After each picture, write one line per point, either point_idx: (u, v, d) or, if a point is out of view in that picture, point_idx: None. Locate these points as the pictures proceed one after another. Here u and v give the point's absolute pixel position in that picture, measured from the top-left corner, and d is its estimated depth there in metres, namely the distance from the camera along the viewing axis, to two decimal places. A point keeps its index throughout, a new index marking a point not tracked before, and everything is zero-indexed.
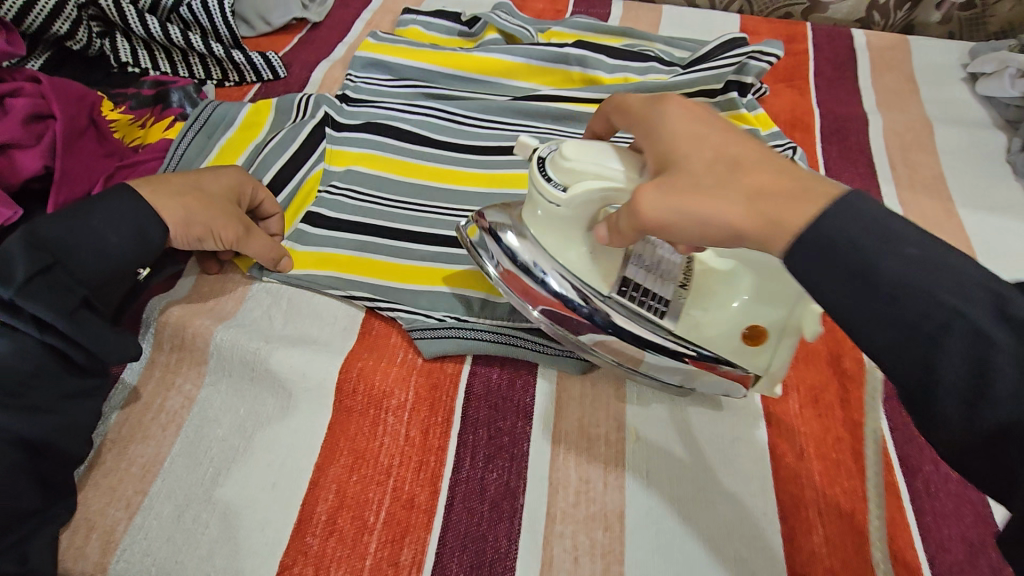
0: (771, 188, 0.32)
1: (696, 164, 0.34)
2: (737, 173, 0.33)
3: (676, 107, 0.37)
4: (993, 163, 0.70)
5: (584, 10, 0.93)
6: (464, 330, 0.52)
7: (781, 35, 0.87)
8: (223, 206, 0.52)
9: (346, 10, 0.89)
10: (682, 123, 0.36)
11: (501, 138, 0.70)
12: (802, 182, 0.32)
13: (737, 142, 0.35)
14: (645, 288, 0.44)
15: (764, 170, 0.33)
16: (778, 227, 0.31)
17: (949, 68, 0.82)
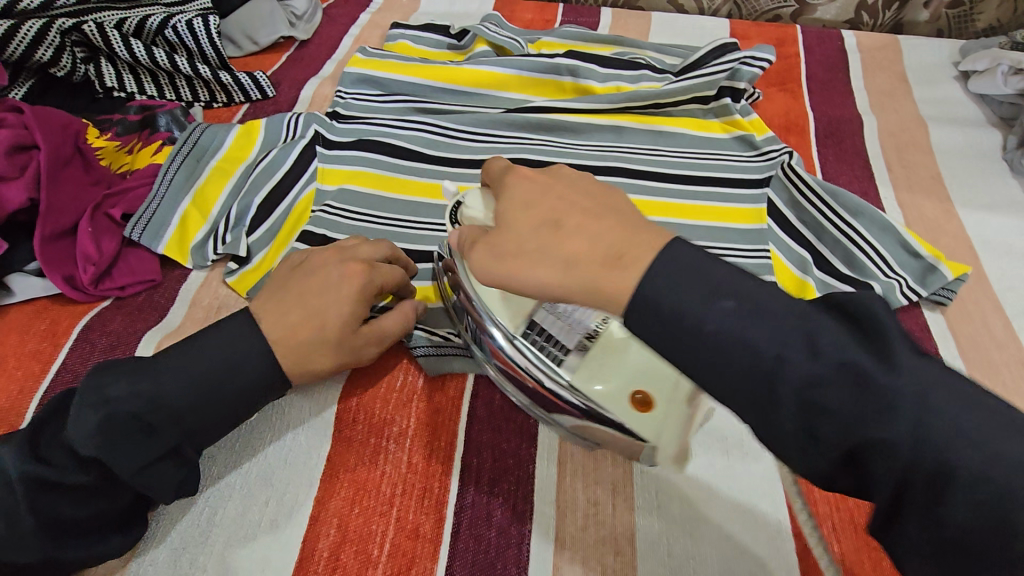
0: (591, 251, 0.35)
1: (523, 229, 0.38)
2: (554, 239, 0.36)
3: (519, 182, 0.41)
4: (989, 160, 0.70)
5: (573, 19, 0.92)
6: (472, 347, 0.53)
7: (771, 38, 0.87)
8: (359, 346, 0.47)
9: (334, 26, 0.89)
10: (521, 194, 0.40)
11: (494, 151, 0.69)
12: (633, 226, 0.35)
13: (572, 200, 0.38)
14: (550, 334, 0.45)
15: (580, 238, 0.35)
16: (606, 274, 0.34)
17: (940, 67, 0.82)
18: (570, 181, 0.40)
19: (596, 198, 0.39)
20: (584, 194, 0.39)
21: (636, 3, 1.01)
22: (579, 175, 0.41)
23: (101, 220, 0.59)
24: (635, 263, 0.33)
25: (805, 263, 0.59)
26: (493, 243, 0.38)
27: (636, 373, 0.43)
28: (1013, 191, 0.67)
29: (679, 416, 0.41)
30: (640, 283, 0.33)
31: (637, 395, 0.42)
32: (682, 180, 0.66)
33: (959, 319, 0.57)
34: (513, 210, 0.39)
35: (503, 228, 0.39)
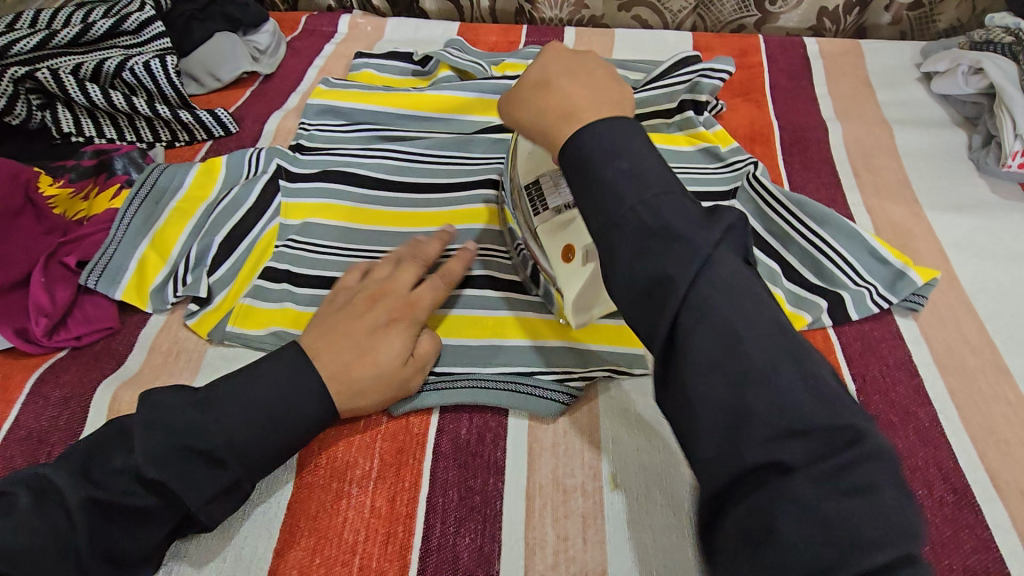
0: (569, 104, 0.44)
1: (527, 85, 0.47)
2: (540, 97, 0.46)
3: (552, 50, 0.49)
4: (955, 160, 0.70)
5: (537, 40, 0.93)
6: (470, 379, 0.51)
7: (735, 49, 0.87)
8: (411, 381, 0.49)
9: (298, 59, 0.89)
10: (548, 57, 0.48)
11: (458, 174, 0.68)
12: (606, 99, 0.44)
13: (580, 73, 0.46)
14: (541, 193, 0.54)
15: (558, 98, 0.44)
16: (565, 117, 0.43)
17: (903, 69, 0.82)
18: (590, 63, 0.47)
19: (598, 83, 0.46)
20: (591, 75, 0.46)
21: (600, 21, 1.01)
22: (601, 62, 0.47)
23: (56, 269, 0.58)
24: (578, 120, 0.43)
25: (774, 275, 0.58)
26: (511, 93, 0.48)
27: (576, 233, 0.52)
28: (979, 192, 0.66)
29: (584, 271, 0.51)
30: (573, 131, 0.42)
31: (568, 248, 0.52)
32: None
33: (932, 325, 0.56)
34: (530, 73, 0.48)
35: (520, 80, 0.48)
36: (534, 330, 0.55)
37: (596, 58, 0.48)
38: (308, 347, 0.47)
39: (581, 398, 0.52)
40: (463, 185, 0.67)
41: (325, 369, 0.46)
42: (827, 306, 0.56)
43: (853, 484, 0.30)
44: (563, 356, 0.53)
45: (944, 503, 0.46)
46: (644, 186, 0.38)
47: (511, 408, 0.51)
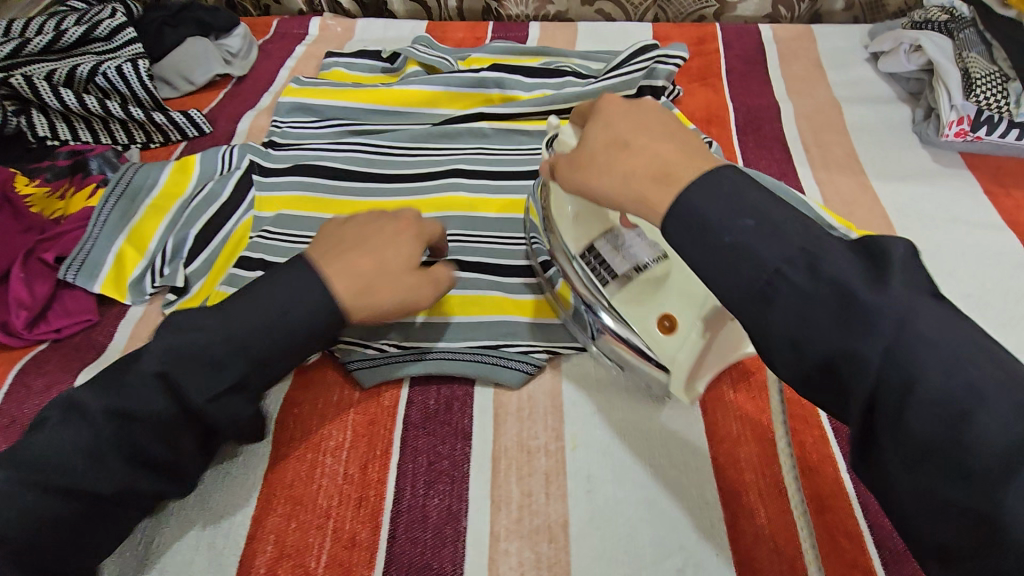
0: (664, 164, 0.39)
1: (595, 147, 0.43)
2: (615, 158, 0.41)
3: (607, 98, 0.45)
4: (900, 133, 0.73)
5: (502, 35, 0.96)
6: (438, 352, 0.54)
7: (692, 37, 0.91)
8: (417, 288, 0.48)
9: (270, 61, 0.91)
10: (607, 109, 0.44)
11: (425, 164, 0.71)
12: (691, 152, 0.39)
13: (647, 124, 0.42)
14: (603, 258, 0.51)
15: (643, 155, 0.40)
16: (667, 181, 0.38)
17: (852, 51, 0.86)
18: (644, 104, 0.44)
19: (666, 127, 0.42)
20: (654, 122, 0.42)
21: (564, 16, 1.05)
22: (658, 108, 0.44)
23: (34, 265, 0.60)
24: (679, 182, 0.38)
25: None
26: (571, 156, 0.45)
27: (670, 297, 0.47)
28: (922, 161, 0.70)
29: (693, 343, 0.44)
30: (675, 197, 0.37)
31: (665, 316, 0.46)
32: None
33: None
34: (587, 132, 0.44)
35: (587, 141, 0.44)
36: (538, 311, 0.57)
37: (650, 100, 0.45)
38: (314, 255, 0.47)
39: (544, 368, 0.54)
40: (430, 174, 0.70)
41: (331, 271, 0.45)
42: None
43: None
44: (526, 328, 0.55)
45: None
46: (773, 257, 0.34)
47: (478, 378, 0.53)
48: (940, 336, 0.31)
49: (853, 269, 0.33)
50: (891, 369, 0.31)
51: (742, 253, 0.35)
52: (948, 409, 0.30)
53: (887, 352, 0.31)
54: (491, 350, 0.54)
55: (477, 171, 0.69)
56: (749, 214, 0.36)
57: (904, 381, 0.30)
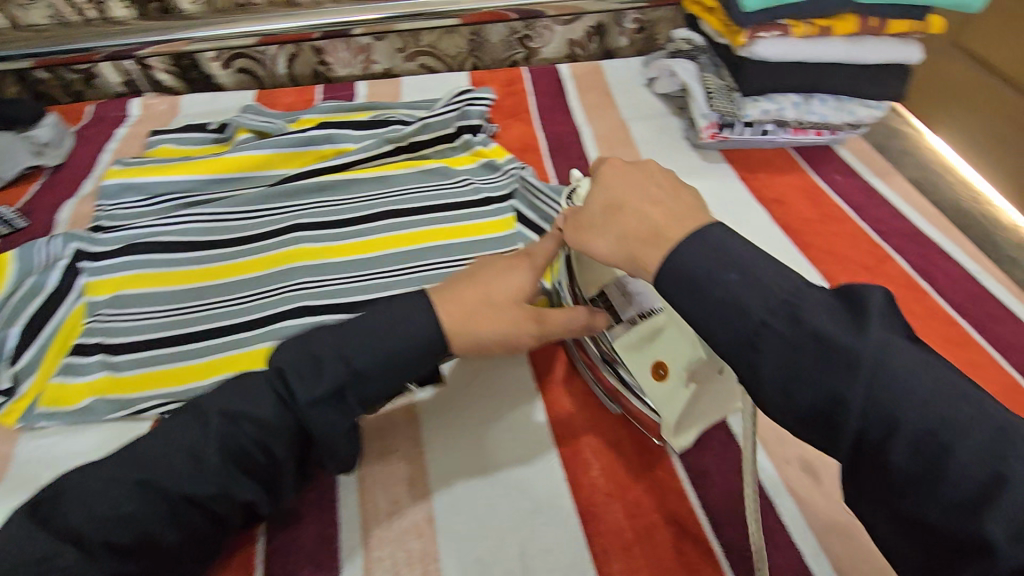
0: (661, 226, 0.43)
1: (594, 209, 0.47)
2: (615, 217, 0.45)
3: (609, 163, 0.49)
4: (676, 141, 0.89)
5: (331, 95, 1.02)
6: None
7: (503, 80, 1.03)
8: (531, 330, 0.50)
9: (89, 146, 0.89)
10: (614, 172, 0.48)
11: (266, 223, 0.74)
12: (691, 210, 0.44)
13: (636, 189, 0.46)
14: (610, 304, 0.53)
15: (634, 218, 0.44)
16: (661, 237, 0.42)
17: (633, 79, 1.03)
18: (650, 172, 0.47)
19: (668, 194, 0.45)
20: (652, 192, 0.46)
21: (391, 73, 1.15)
22: (660, 172, 0.47)
23: None
24: (670, 242, 0.42)
25: None
26: (571, 217, 0.49)
27: (665, 347, 0.49)
28: (692, 160, 0.86)
29: (684, 392, 0.47)
30: (666, 257, 0.41)
31: (658, 364, 0.49)
32: (439, 208, 0.76)
33: None
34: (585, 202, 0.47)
35: (585, 204, 0.48)
36: None
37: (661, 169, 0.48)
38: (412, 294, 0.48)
39: None
40: (271, 232, 0.73)
41: (449, 314, 0.47)
42: None
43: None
44: None
45: None
46: (757, 306, 0.38)
47: None
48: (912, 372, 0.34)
49: (831, 316, 0.37)
50: (876, 408, 0.34)
51: (726, 304, 0.39)
52: (928, 429, 0.33)
53: (870, 395, 0.34)
54: None
55: (318, 222, 0.74)
56: (733, 269, 0.39)
57: (886, 418, 0.33)
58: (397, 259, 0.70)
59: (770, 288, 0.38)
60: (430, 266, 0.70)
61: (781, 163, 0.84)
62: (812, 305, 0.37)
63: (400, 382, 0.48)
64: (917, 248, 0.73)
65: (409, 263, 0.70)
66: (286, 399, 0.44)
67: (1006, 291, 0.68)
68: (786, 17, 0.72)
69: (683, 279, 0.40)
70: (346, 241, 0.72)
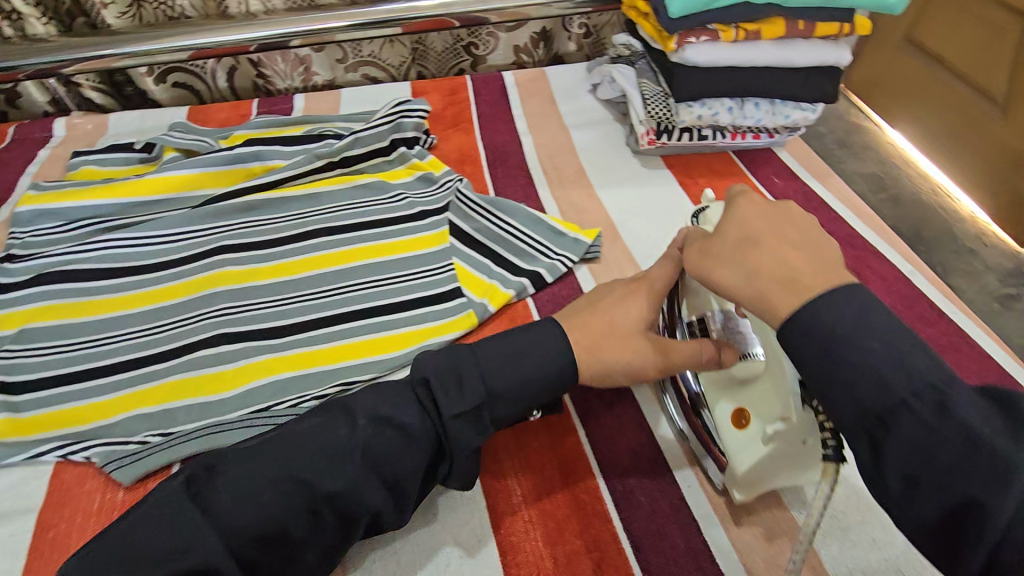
0: (800, 271, 0.42)
1: (728, 245, 0.47)
2: (748, 254, 0.45)
3: (750, 199, 0.49)
4: (617, 148, 0.88)
5: (267, 109, 0.99)
6: (202, 430, 0.55)
7: (446, 89, 1.01)
8: (655, 363, 0.52)
9: (7, 170, 0.85)
10: (752, 208, 0.48)
11: (186, 247, 0.71)
12: (837, 261, 0.43)
13: (777, 231, 0.46)
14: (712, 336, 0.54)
15: (770, 258, 0.44)
16: (796, 284, 0.42)
17: (578, 85, 1.02)
18: (793, 217, 0.47)
19: (808, 241, 0.45)
20: (792, 236, 0.45)
21: (334, 84, 1.13)
22: (793, 222, 0.47)
23: None
24: (809, 291, 0.41)
25: (485, 267, 0.70)
26: (700, 246, 0.49)
27: (754, 398, 0.50)
28: (632, 168, 0.85)
29: (759, 446, 0.48)
30: (806, 304, 0.40)
31: (743, 413, 0.50)
32: (368, 225, 0.74)
33: (604, 274, 0.70)
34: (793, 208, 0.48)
35: (719, 235, 0.48)
36: (306, 359, 0.61)
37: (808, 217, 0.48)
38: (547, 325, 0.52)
39: None
40: (190, 256, 0.70)
41: (576, 340, 0.51)
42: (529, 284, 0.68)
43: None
44: (296, 382, 0.59)
45: (612, 405, 0.57)
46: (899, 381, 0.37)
47: None
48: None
49: (983, 417, 0.35)
50: (1020, 517, 0.32)
51: (862, 367, 0.37)
52: None
53: (1022, 499, 0.32)
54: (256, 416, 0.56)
55: (240, 243, 0.71)
56: (877, 335, 0.38)
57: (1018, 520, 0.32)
58: (323, 279, 0.68)
59: (916, 367, 0.37)
60: (357, 286, 0.68)
61: (722, 168, 0.84)
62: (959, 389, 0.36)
63: (527, 407, 0.49)
64: (850, 250, 0.73)
65: (334, 284, 0.68)
66: (434, 414, 0.47)
67: (932, 286, 0.69)
68: (713, 23, 0.72)
69: (816, 333, 0.39)
70: (269, 263, 0.69)
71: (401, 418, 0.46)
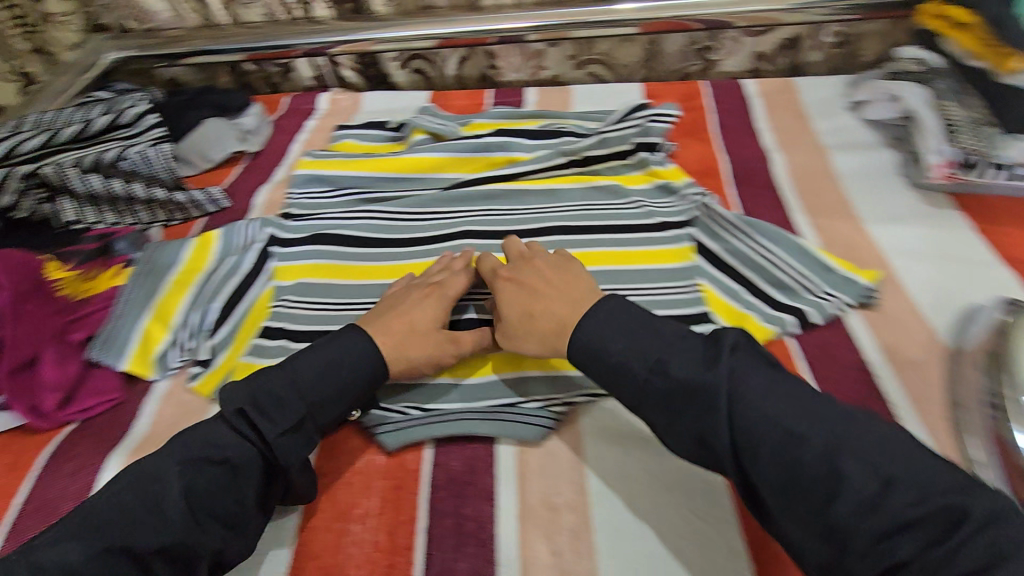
0: (565, 317, 0.55)
1: (514, 319, 0.58)
2: (530, 323, 0.56)
3: (504, 289, 0.61)
4: (890, 177, 0.76)
5: (500, 101, 1.01)
6: (463, 414, 0.56)
7: (680, 94, 0.96)
8: (452, 352, 0.58)
9: (282, 136, 0.96)
10: (505, 293, 0.60)
11: (436, 228, 0.74)
12: (568, 306, 0.56)
13: (513, 305, 0.58)
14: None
15: (549, 318, 0.56)
16: (565, 329, 0.54)
17: (835, 100, 0.91)
18: (537, 274, 0.61)
19: (550, 294, 0.58)
20: (535, 303, 0.57)
21: (559, 80, 1.13)
22: (543, 270, 0.61)
23: (65, 346, 0.62)
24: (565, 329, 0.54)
25: (734, 291, 0.64)
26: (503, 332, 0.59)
27: None
28: (911, 201, 0.73)
29: None
30: (579, 346, 0.53)
31: None
32: (610, 229, 0.72)
33: (880, 323, 0.61)
34: (537, 266, 0.62)
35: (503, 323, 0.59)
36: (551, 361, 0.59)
37: (539, 276, 0.60)
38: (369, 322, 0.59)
39: (563, 422, 0.56)
40: (440, 237, 0.73)
41: (383, 341, 0.56)
42: (797, 326, 0.60)
43: (976, 547, 0.36)
44: (546, 384, 0.57)
45: None
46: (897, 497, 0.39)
47: (500, 436, 0.55)
48: (767, 404, 0.44)
49: None
50: None
51: None
52: None
53: None
54: (510, 409, 0.56)
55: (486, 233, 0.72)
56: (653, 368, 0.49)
57: None
58: None
59: (660, 363, 0.49)
60: None
61: None
62: (676, 357, 0.49)
63: (347, 409, 0.54)
64: None
65: None
66: (254, 438, 0.49)
67: None
68: None
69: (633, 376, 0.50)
70: None
71: (223, 451, 0.47)
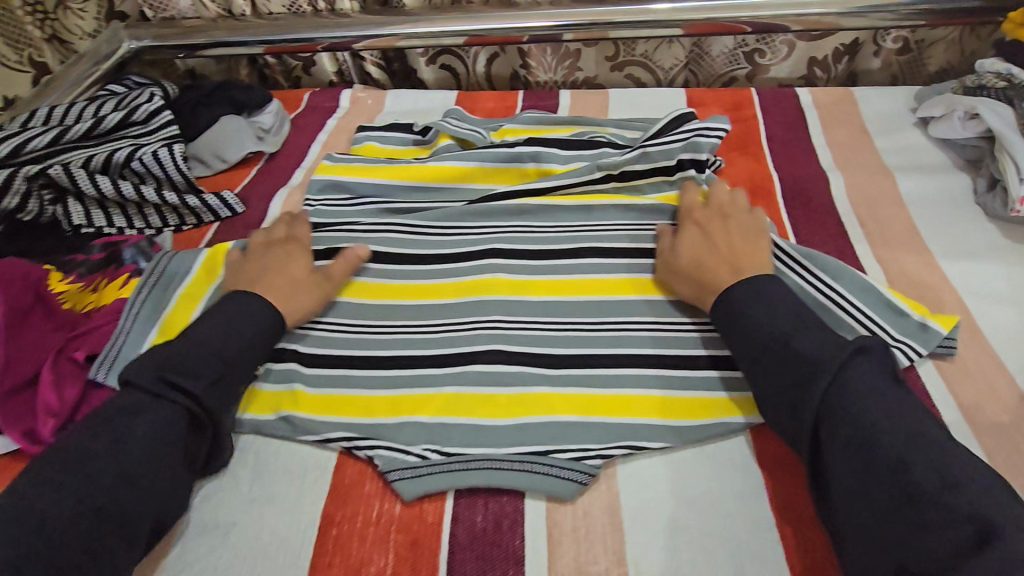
0: (721, 275, 0.57)
1: (682, 262, 0.60)
2: (699, 270, 0.58)
3: (692, 230, 0.62)
4: (962, 206, 0.69)
5: (532, 104, 0.95)
6: (488, 461, 0.51)
7: (727, 103, 0.89)
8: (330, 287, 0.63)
9: (301, 135, 0.91)
10: (688, 235, 0.62)
11: (463, 243, 0.68)
12: (752, 261, 0.57)
13: (699, 250, 0.60)
14: None
15: (711, 271, 0.58)
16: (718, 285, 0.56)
17: (899, 114, 0.83)
18: (729, 228, 0.61)
19: (737, 249, 0.59)
20: (704, 256, 0.59)
21: (594, 81, 1.06)
22: (736, 224, 0.62)
23: (65, 365, 0.57)
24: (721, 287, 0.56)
25: None
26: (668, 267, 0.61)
27: None
28: (987, 236, 0.66)
29: None
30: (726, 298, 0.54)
31: None
32: (651, 253, 0.65)
33: (957, 376, 0.54)
34: (731, 222, 0.63)
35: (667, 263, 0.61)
36: (586, 405, 0.54)
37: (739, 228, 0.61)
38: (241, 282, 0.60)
39: (599, 476, 0.52)
40: (468, 254, 0.67)
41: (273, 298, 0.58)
42: None
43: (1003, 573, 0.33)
44: (580, 431, 0.53)
45: None
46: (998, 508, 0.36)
47: (528, 489, 0.50)
48: (871, 398, 0.42)
49: None
50: None
51: None
52: None
53: None
54: (540, 459, 0.51)
55: (517, 252, 0.67)
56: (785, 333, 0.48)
57: None
58: (603, 311, 0.61)
59: (784, 331, 0.48)
60: (636, 327, 0.60)
61: None
62: (805, 336, 0.47)
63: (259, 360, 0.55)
64: None
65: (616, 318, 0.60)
66: (177, 397, 0.48)
67: None
68: None
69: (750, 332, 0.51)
70: (546, 279, 0.64)
71: (150, 415, 0.47)
